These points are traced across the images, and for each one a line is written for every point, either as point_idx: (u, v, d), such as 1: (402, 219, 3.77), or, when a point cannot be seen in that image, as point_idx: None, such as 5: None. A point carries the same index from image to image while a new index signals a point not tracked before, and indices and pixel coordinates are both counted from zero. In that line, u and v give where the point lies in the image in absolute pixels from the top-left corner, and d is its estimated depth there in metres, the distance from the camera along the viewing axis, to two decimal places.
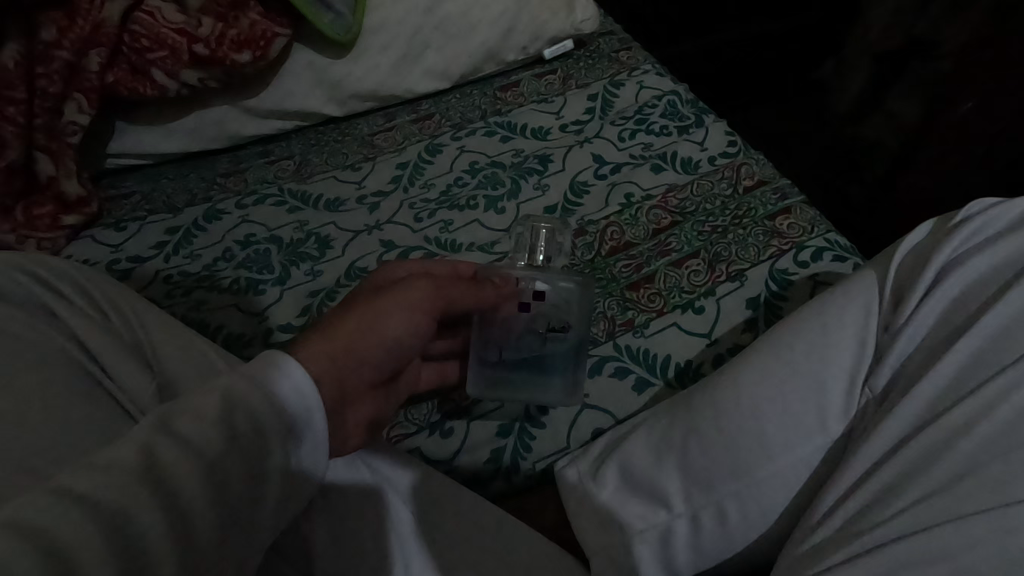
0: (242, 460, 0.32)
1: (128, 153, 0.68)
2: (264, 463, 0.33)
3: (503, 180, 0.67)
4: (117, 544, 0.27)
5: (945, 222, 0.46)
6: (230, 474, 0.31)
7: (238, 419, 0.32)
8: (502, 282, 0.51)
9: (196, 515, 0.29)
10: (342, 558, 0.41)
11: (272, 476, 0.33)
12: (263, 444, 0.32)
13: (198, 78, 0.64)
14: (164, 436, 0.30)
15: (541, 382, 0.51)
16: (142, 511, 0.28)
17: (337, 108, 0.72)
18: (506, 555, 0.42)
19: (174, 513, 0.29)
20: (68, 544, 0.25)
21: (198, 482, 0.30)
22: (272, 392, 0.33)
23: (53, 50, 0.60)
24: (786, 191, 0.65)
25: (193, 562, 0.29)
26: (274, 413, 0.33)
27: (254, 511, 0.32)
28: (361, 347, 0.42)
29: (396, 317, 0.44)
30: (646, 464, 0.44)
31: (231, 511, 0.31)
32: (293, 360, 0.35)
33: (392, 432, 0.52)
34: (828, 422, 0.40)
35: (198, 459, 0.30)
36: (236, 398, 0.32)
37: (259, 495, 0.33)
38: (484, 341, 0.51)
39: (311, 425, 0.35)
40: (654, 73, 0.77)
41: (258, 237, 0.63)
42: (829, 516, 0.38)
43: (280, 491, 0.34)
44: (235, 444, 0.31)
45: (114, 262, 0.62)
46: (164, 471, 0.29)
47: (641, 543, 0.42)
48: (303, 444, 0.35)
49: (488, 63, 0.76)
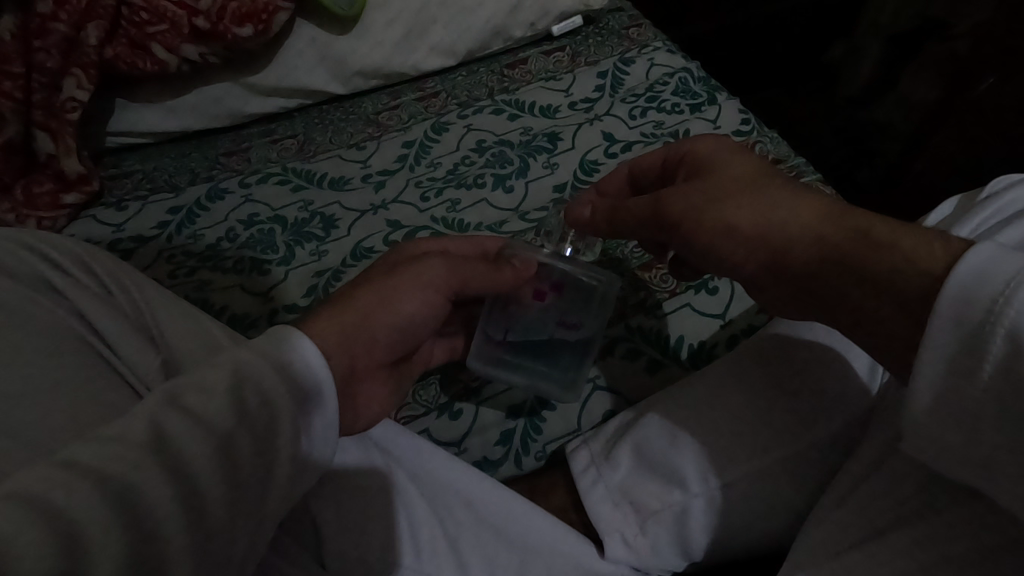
0: (253, 438, 0.31)
1: (129, 131, 0.67)
2: (273, 443, 0.32)
3: (511, 158, 0.65)
4: (128, 519, 0.26)
5: (975, 196, 0.45)
6: (240, 450, 0.30)
7: (247, 394, 0.31)
8: (521, 264, 0.47)
9: (204, 492, 0.29)
10: (351, 538, 0.40)
11: (282, 456, 0.32)
12: (273, 420, 0.32)
13: (199, 53, 0.63)
14: (172, 409, 0.29)
15: (544, 371, 0.49)
16: (151, 485, 0.27)
17: (341, 85, 0.70)
18: (519, 537, 0.42)
19: (185, 488, 0.28)
20: (75, 517, 0.25)
21: (208, 458, 0.29)
22: (284, 365, 0.32)
23: (49, 23, 0.58)
24: (800, 169, 0.64)
25: (204, 539, 0.29)
26: (284, 389, 0.32)
27: (263, 491, 0.31)
28: (373, 325, 0.41)
29: (410, 297, 0.43)
30: (661, 444, 0.43)
31: (241, 490, 0.30)
32: (304, 335, 0.34)
33: (400, 414, 0.51)
34: (847, 403, 0.40)
35: (209, 434, 0.29)
36: (246, 373, 0.31)
37: (268, 474, 0.32)
38: (493, 324, 0.49)
39: (324, 407, 0.34)
40: (665, 50, 0.75)
41: (262, 216, 0.62)
42: (849, 496, 0.37)
43: (289, 471, 0.33)
44: (244, 419, 0.30)
45: (115, 241, 0.60)
46: (174, 446, 0.28)
47: (654, 524, 0.42)
48: (314, 421, 0.33)
49: (496, 40, 0.74)
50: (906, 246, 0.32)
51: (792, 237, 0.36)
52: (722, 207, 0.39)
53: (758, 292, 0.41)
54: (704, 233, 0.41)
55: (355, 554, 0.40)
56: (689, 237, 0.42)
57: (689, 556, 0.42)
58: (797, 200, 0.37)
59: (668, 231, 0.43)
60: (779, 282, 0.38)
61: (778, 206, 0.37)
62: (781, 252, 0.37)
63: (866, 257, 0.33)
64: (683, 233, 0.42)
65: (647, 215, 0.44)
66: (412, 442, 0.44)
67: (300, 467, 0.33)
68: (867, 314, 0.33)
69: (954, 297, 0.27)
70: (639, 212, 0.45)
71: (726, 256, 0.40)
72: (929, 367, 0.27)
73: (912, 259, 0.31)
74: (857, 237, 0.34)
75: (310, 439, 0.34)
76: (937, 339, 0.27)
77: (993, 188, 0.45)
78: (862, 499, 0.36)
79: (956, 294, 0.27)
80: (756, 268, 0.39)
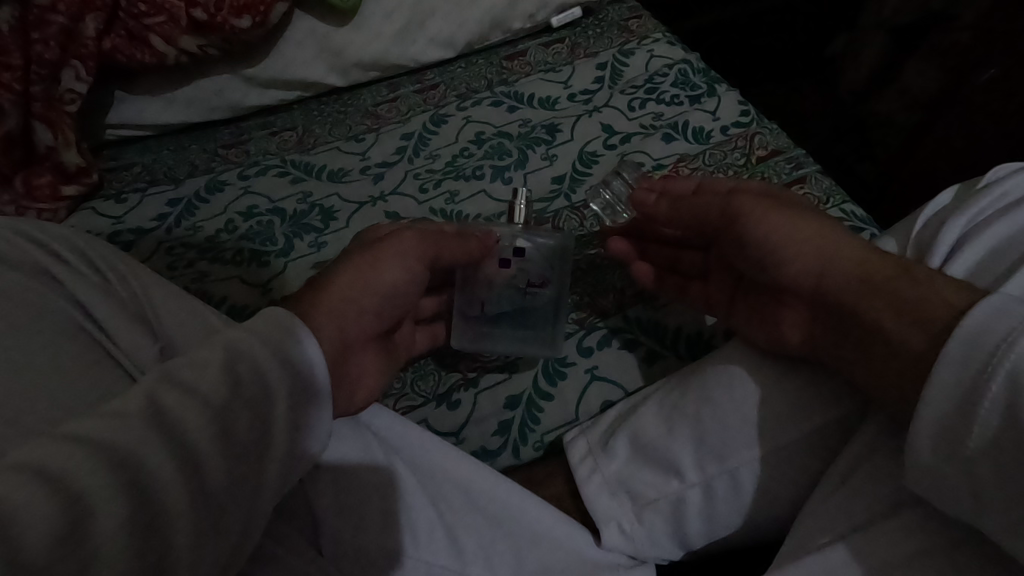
0: (249, 413, 0.31)
1: (127, 124, 0.67)
2: (268, 418, 0.32)
3: (510, 150, 0.65)
4: (127, 481, 0.26)
5: (971, 187, 0.45)
6: (236, 424, 0.30)
7: (240, 369, 0.31)
8: (483, 236, 0.50)
9: (202, 463, 0.29)
10: (348, 527, 0.40)
11: (278, 431, 0.32)
12: (267, 396, 0.32)
13: (198, 45, 0.63)
14: (168, 384, 0.30)
15: (518, 337, 0.50)
16: (151, 455, 0.27)
17: (340, 77, 0.70)
18: (518, 526, 0.42)
19: (183, 456, 0.28)
20: (79, 477, 0.25)
21: (205, 429, 0.29)
22: (279, 349, 0.33)
23: (48, 15, 0.58)
24: (800, 160, 0.64)
25: (206, 506, 0.29)
26: (275, 366, 0.32)
27: (262, 467, 0.31)
28: (357, 298, 0.43)
29: (388, 266, 0.45)
30: (658, 434, 0.43)
31: (239, 463, 0.30)
32: (310, 334, 0.34)
33: (397, 405, 0.51)
34: (841, 395, 0.40)
35: (204, 407, 0.30)
36: (237, 351, 0.32)
37: (265, 449, 0.32)
38: (468, 299, 0.50)
39: (319, 391, 0.34)
40: (665, 41, 0.75)
41: (260, 209, 0.62)
42: (841, 486, 0.37)
43: (286, 449, 0.33)
44: (238, 394, 0.31)
45: (114, 233, 0.60)
46: (170, 419, 0.29)
47: (651, 512, 0.42)
48: (310, 398, 0.34)
49: (495, 32, 0.74)
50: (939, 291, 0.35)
51: (832, 257, 0.40)
52: (776, 217, 0.43)
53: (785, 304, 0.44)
54: (751, 235, 0.44)
55: (354, 541, 0.40)
56: (736, 232, 0.46)
57: (686, 545, 0.42)
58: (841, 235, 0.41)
59: (722, 225, 0.48)
60: (815, 298, 0.41)
61: (830, 232, 0.42)
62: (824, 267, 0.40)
63: (901, 283, 0.37)
64: (733, 233, 0.46)
65: (713, 212, 0.49)
66: (410, 432, 0.44)
67: (295, 447, 0.33)
68: (890, 336, 0.36)
69: (963, 338, 0.31)
70: (708, 210, 0.49)
71: (768, 255, 0.43)
72: (939, 382, 0.31)
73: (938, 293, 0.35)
74: (896, 266, 0.38)
75: (305, 418, 0.34)
76: (945, 372, 0.31)
77: (991, 176, 0.44)
78: (854, 489, 0.37)
79: (966, 336, 0.31)
80: (796, 275, 0.42)
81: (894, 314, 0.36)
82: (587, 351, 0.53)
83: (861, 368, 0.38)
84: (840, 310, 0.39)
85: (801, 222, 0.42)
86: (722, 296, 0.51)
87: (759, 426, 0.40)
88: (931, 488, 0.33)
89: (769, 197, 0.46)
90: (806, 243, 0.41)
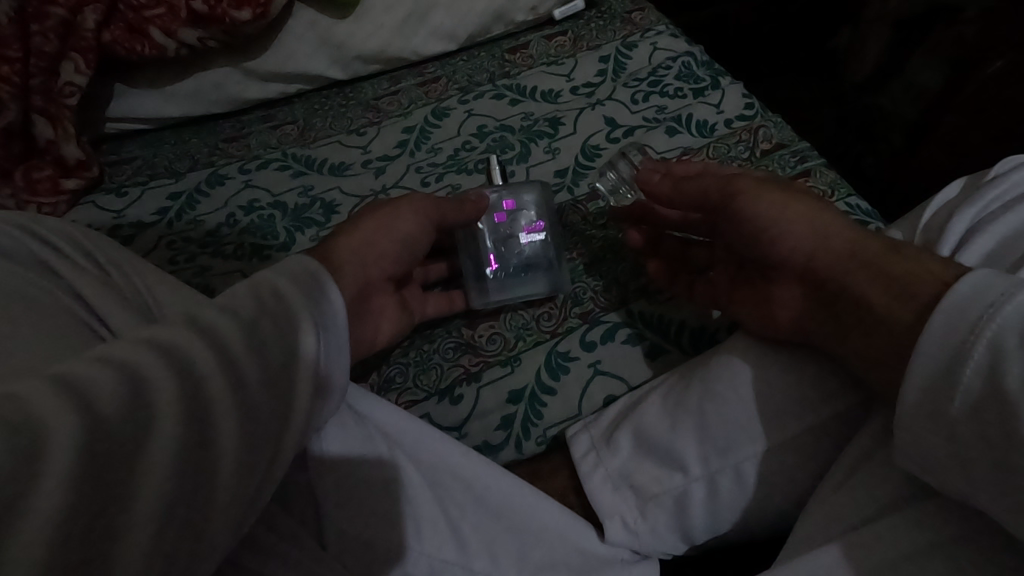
0: (276, 327, 0.32)
1: (128, 117, 0.67)
2: (296, 333, 0.33)
3: (513, 143, 0.65)
4: (173, 368, 0.28)
5: (978, 179, 0.45)
6: (266, 335, 0.32)
7: (265, 292, 0.34)
8: (478, 198, 0.52)
9: (242, 361, 0.30)
10: (349, 523, 0.40)
11: (305, 347, 0.33)
12: (292, 315, 0.33)
13: (198, 38, 0.63)
14: (205, 307, 0.32)
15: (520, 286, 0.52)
16: (193, 349, 0.29)
17: (341, 70, 0.70)
18: (520, 523, 0.42)
19: (221, 353, 0.30)
20: (134, 362, 0.27)
21: (238, 334, 0.31)
22: (297, 280, 0.35)
23: (47, 7, 0.58)
24: (805, 154, 0.63)
25: (247, 401, 0.29)
26: (296, 290, 0.34)
27: (294, 381, 0.32)
28: (370, 248, 0.46)
29: (398, 220, 0.48)
30: (661, 429, 0.42)
31: (276, 368, 0.31)
32: (332, 283, 0.37)
33: (400, 399, 0.51)
34: (846, 390, 0.40)
35: (236, 317, 0.32)
36: (258, 284, 0.34)
37: (295, 364, 0.32)
38: (475, 259, 0.52)
39: (335, 319, 0.35)
40: (668, 33, 0.74)
41: (261, 203, 0.61)
42: (844, 483, 0.37)
43: (314, 369, 0.34)
44: (264, 310, 0.33)
45: (116, 228, 0.60)
46: (208, 325, 0.31)
47: (655, 507, 0.42)
48: (329, 322, 0.35)
49: (497, 24, 0.73)
50: (922, 262, 0.37)
51: (827, 236, 0.41)
52: (771, 197, 0.43)
53: (784, 285, 0.44)
54: (744, 217, 0.44)
55: (356, 537, 0.40)
56: (736, 212, 0.45)
57: (689, 540, 0.42)
58: (835, 217, 0.42)
59: (717, 207, 0.47)
60: (806, 276, 0.42)
61: (823, 211, 0.42)
62: (821, 243, 0.41)
63: (891, 260, 0.38)
64: (729, 218, 0.46)
65: (706, 195, 0.48)
66: (412, 425, 0.43)
67: (320, 373, 0.34)
68: (880, 310, 0.37)
69: (949, 312, 0.31)
70: (703, 191, 0.48)
71: (761, 235, 0.44)
72: (924, 360, 0.31)
73: (926, 267, 0.36)
74: (885, 245, 0.39)
75: (329, 345, 0.35)
76: (933, 352, 0.31)
77: (998, 169, 0.44)
78: (857, 486, 0.37)
79: (951, 310, 0.31)
80: (790, 253, 0.42)
81: (878, 292, 0.37)
82: (590, 345, 0.53)
83: (851, 345, 0.38)
84: (833, 287, 0.40)
85: (795, 204, 0.42)
86: (723, 285, 0.51)
87: (762, 422, 0.40)
88: (934, 482, 0.32)
89: (760, 179, 0.46)
90: (802, 222, 0.42)
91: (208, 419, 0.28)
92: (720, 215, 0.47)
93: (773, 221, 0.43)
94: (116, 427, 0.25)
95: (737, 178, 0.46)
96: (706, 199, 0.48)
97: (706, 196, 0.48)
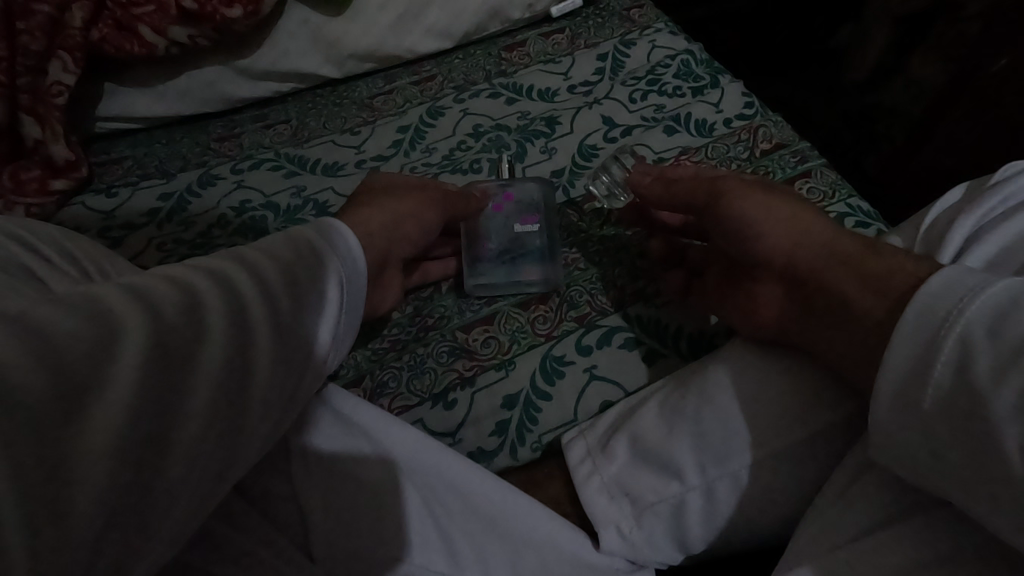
0: (307, 267, 0.36)
1: (119, 116, 0.66)
2: (322, 275, 0.37)
3: (509, 143, 0.64)
4: (221, 288, 0.32)
5: (982, 183, 0.44)
6: (298, 271, 0.35)
7: (297, 238, 0.37)
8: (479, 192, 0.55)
9: (280, 299, 0.34)
10: (338, 533, 0.39)
11: (328, 289, 0.37)
12: (319, 259, 0.37)
13: (188, 35, 0.62)
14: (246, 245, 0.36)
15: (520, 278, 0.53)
16: (239, 274, 0.33)
17: (335, 69, 0.69)
18: (513, 532, 0.41)
19: (260, 279, 0.33)
20: (193, 283, 0.31)
21: (273, 267, 0.35)
22: (325, 231, 0.39)
23: (32, 4, 0.57)
24: (805, 154, 0.62)
25: (282, 322, 0.33)
26: (323, 239, 0.38)
27: (317, 318, 0.36)
28: (401, 224, 0.48)
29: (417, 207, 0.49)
30: (658, 435, 0.41)
31: (304, 307, 0.35)
32: (347, 232, 0.40)
33: (393, 404, 0.50)
34: (846, 399, 0.39)
35: (272, 256, 0.35)
36: (292, 231, 0.38)
37: (320, 301, 0.36)
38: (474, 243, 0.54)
39: (353, 271, 0.39)
40: (667, 31, 0.73)
41: (253, 203, 0.60)
42: (843, 494, 0.36)
43: (333, 312, 0.37)
44: (297, 251, 0.36)
45: (105, 229, 0.59)
46: (249, 259, 0.35)
47: (651, 516, 0.41)
48: (348, 273, 0.39)
49: (493, 22, 0.72)
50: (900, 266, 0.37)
51: (807, 237, 0.41)
52: (750, 198, 0.44)
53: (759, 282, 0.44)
54: (728, 216, 0.44)
55: (345, 547, 0.39)
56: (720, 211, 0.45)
57: (686, 549, 0.41)
58: (814, 219, 0.42)
59: (702, 208, 0.47)
60: (785, 275, 0.42)
61: (801, 212, 0.42)
62: (796, 242, 0.41)
63: (871, 262, 0.38)
64: (714, 218, 0.46)
65: (691, 195, 0.48)
66: (404, 431, 0.42)
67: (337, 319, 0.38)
68: (856, 308, 0.37)
69: (921, 306, 0.31)
70: (689, 192, 0.48)
71: (743, 235, 0.44)
72: (895, 358, 0.31)
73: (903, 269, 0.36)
74: (861, 246, 0.39)
75: (345, 295, 0.39)
76: (903, 345, 0.31)
77: (1003, 172, 0.43)
78: (856, 497, 0.36)
79: (923, 305, 0.31)
80: (769, 252, 0.43)
81: (859, 293, 0.37)
82: (586, 349, 0.52)
83: (831, 348, 0.38)
84: (811, 285, 0.40)
85: (773, 205, 0.43)
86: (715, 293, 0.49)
87: (761, 431, 0.39)
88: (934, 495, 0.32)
89: (740, 179, 0.46)
90: (781, 222, 0.42)
91: (249, 334, 0.32)
92: (704, 214, 0.47)
93: (755, 222, 0.43)
94: (177, 330, 0.29)
95: (721, 180, 0.47)
96: (691, 198, 0.48)
97: (692, 196, 0.48)
